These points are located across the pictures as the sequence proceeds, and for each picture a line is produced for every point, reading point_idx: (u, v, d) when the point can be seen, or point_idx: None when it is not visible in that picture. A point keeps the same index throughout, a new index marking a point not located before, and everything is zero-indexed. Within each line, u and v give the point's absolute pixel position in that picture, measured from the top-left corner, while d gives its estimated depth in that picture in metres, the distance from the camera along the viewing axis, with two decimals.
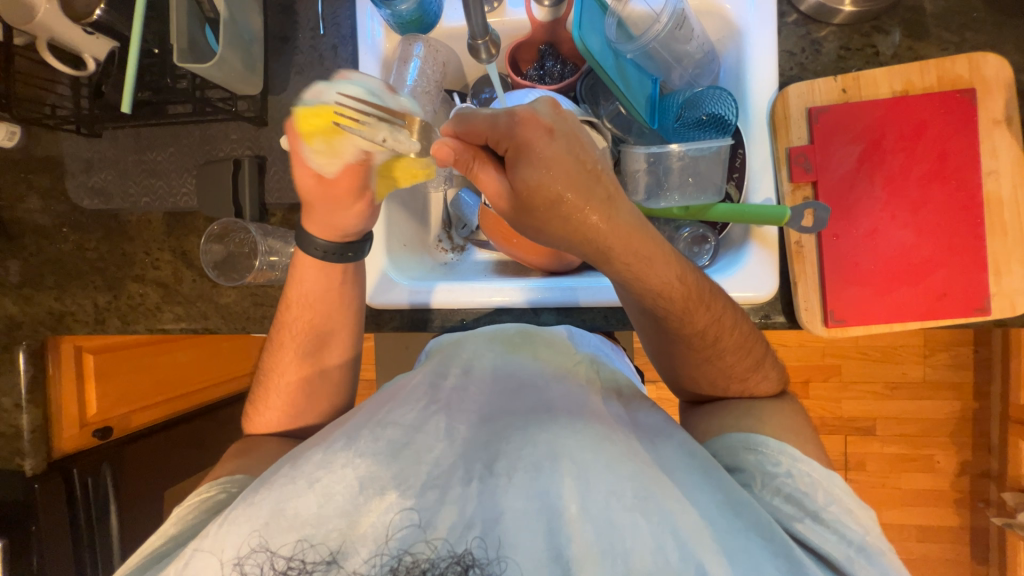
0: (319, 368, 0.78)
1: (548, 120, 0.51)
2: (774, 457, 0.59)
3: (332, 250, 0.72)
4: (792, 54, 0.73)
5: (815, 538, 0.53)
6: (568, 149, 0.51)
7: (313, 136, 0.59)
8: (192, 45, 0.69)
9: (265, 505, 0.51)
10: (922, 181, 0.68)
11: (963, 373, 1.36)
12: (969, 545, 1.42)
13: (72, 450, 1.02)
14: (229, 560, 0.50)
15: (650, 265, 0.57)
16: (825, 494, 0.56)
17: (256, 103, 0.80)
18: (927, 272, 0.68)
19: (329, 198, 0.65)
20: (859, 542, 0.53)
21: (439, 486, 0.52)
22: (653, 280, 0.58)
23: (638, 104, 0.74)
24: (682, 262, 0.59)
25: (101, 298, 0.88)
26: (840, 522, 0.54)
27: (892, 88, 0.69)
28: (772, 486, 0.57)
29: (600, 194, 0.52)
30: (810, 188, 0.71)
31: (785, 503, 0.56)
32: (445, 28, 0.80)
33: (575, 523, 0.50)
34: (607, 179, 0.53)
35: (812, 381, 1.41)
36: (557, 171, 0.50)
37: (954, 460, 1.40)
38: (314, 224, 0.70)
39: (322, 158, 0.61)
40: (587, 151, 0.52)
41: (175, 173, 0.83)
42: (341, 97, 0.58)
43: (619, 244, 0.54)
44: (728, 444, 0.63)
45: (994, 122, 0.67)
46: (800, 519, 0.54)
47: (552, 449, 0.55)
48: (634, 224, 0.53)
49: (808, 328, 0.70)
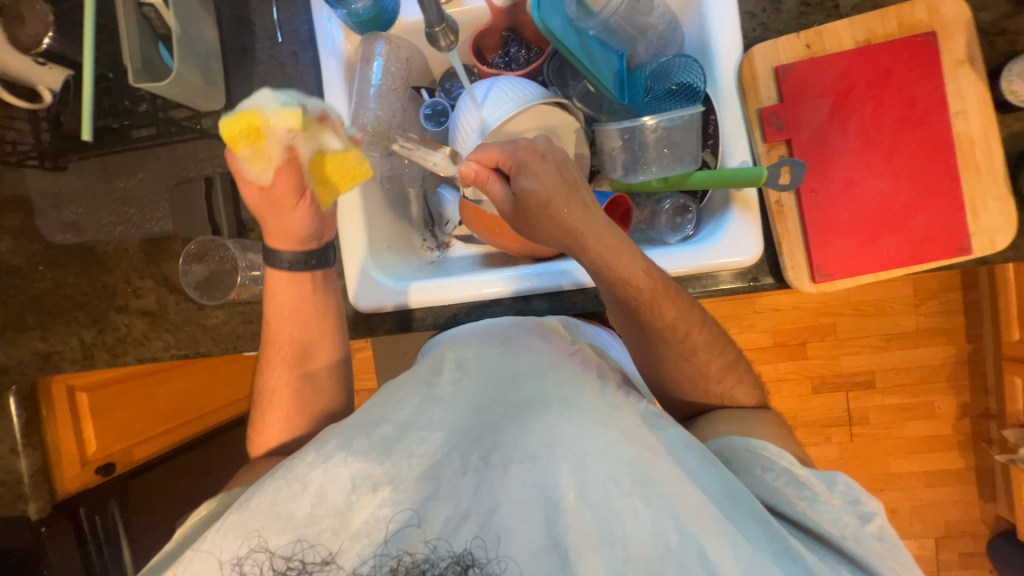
0: (311, 378, 0.77)
1: (543, 148, 0.59)
2: (772, 456, 0.59)
3: (297, 261, 0.73)
4: (754, 15, 0.73)
5: (813, 519, 0.53)
6: (557, 168, 0.58)
7: (239, 143, 0.62)
8: (146, 64, 0.67)
9: (258, 511, 0.50)
10: (894, 127, 0.69)
11: (954, 318, 1.38)
12: (976, 485, 1.44)
13: (76, 489, 1.01)
14: (228, 560, 0.49)
15: (620, 257, 0.58)
16: (824, 485, 0.57)
17: (221, 119, 0.79)
18: (908, 218, 0.68)
19: (273, 204, 0.68)
20: (855, 526, 0.53)
21: (431, 478, 0.52)
22: (623, 272, 0.58)
23: (607, 81, 0.75)
24: (647, 257, 0.60)
25: (87, 333, 0.86)
26: (836, 508, 0.54)
27: (855, 39, 0.70)
28: (771, 475, 0.57)
29: (578, 202, 0.58)
30: (785, 146, 0.71)
31: (784, 488, 0.56)
32: (404, 24, 0.78)
33: (572, 511, 0.49)
34: (585, 191, 0.59)
35: (809, 342, 1.43)
36: (547, 182, 0.56)
37: (954, 403, 1.42)
38: (272, 236, 0.72)
39: (256, 166, 0.64)
40: (573, 173, 0.59)
41: (148, 198, 0.81)
42: (256, 103, 0.62)
43: (593, 241, 0.57)
44: (726, 444, 0.62)
45: (958, 63, 0.67)
46: (797, 503, 0.55)
47: (548, 438, 0.53)
48: (598, 224, 0.58)
49: (797, 285, 0.71)
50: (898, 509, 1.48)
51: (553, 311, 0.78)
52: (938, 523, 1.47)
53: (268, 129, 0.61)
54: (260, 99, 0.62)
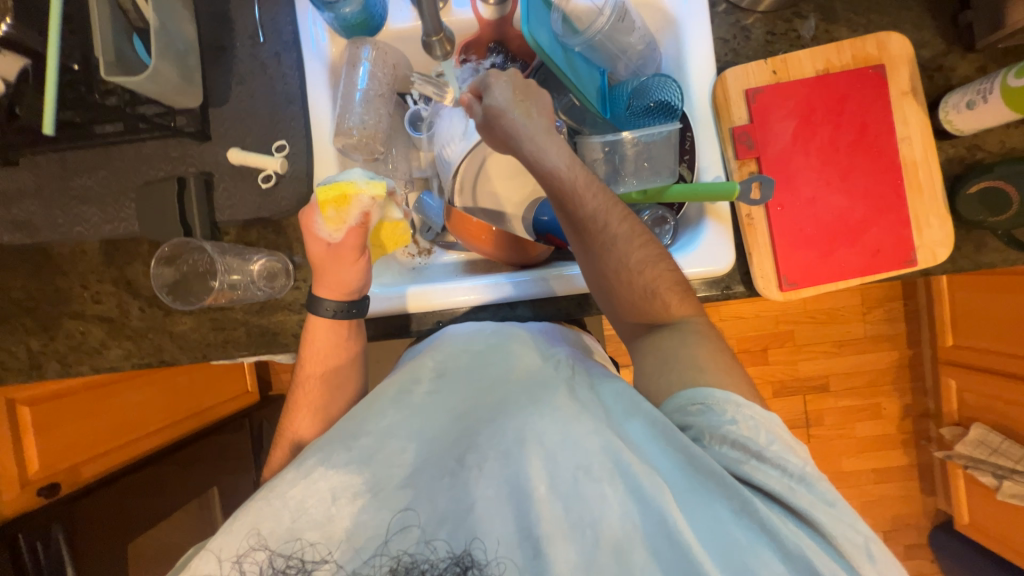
0: (324, 393, 0.71)
1: (513, 77, 0.68)
2: (720, 408, 0.54)
3: (341, 309, 0.70)
4: (726, 41, 0.78)
5: (761, 477, 0.50)
6: (515, 90, 0.67)
7: (327, 205, 0.65)
8: (120, 57, 0.64)
9: (239, 530, 0.48)
10: (849, 149, 0.75)
11: (897, 325, 1.50)
12: (918, 480, 1.56)
13: (14, 514, 0.93)
14: (228, 557, 0.47)
15: (561, 172, 0.64)
16: (767, 434, 0.53)
17: (197, 117, 0.76)
18: (862, 232, 0.74)
19: (334, 259, 0.68)
20: (799, 473, 0.50)
21: (412, 484, 0.51)
22: (589, 206, 0.63)
23: (590, 96, 0.77)
24: (593, 181, 0.65)
25: (35, 341, 0.80)
26: (782, 457, 0.51)
27: (815, 67, 0.76)
28: (718, 436, 0.52)
29: (525, 114, 0.66)
30: (754, 163, 0.76)
31: (731, 449, 0.52)
32: (392, 30, 0.79)
33: (544, 503, 0.48)
34: (537, 114, 0.67)
35: (770, 348, 1.51)
36: (501, 95, 0.66)
37: (898, 404, 1.54)
38: (322, 284, 0.70)
39: (332, 225, 0.66)
40: (531, 97, 0.68)
41: (111, 197, 0.77)
42: (350, 175, 0.66)
43: (528, 148, 0.65)
44: (675, 405, 0.57)
45: (903, 93, 0.74)
46: (746, 461, 0.51)
47: (520, 435, 0.52)
48: (564, 164, 0.64)
49: (765, 293, 0.75)
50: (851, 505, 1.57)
51: (537, 317, 0.79)
52: (886, 517, 1.58)
53: (356, 192, 0.64)
54: (353, 173, 0.67)
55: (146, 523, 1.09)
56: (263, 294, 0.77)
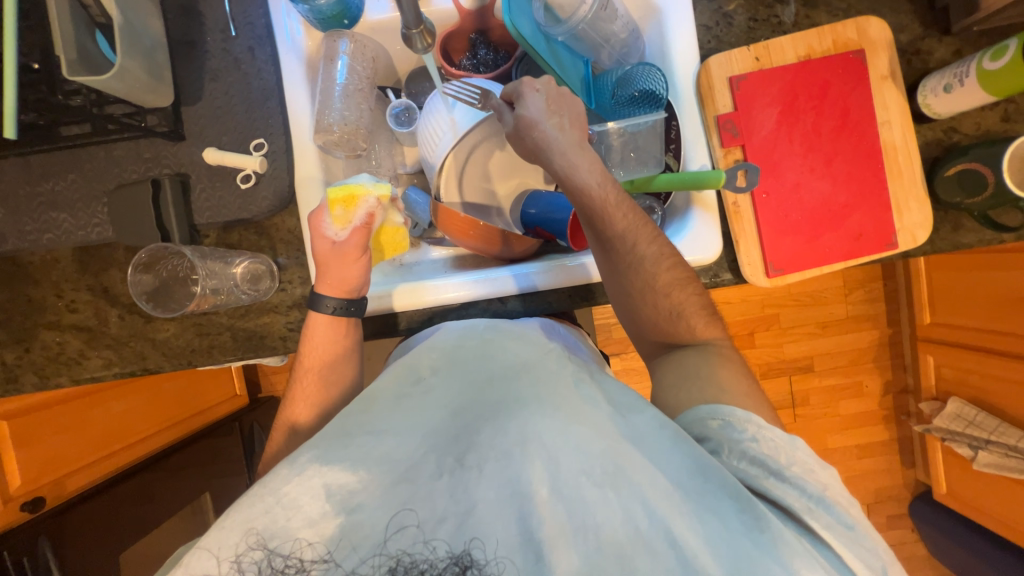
0: (324, 390, 0.69)
1: (547, 88, 0.68)
2: (741, 425, 0.56)
3: (341, 306, 0.69)
4: (709, 28, 0.78)
5: (778, 493, 0.52)
6: (549, 104, 0.67)
7: (335, 203, 0.67)
8: (83, 55, 0.61)
9: (233, 527, 0.47)
10: (831, 135, 0.76)
11: (877, 305, 1.54)
12: (899, 453, 1.62)
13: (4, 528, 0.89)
14: (226, 557, 0.46)
15: (591, 186, 0.64)
16: (788, 455, 0.54)
17: (168, 116, 0.73)
18: (845, 217, 0.76)
19: (338, 257, 0.68)
20: (818, 494, 0.52)
21: (406, 482, 0.51)
22: (618, 227, 0.65)
23: (574, 85, 0.78)
24: (626, 196, 0.66)
25: (10, 353, 0.77)
26: (802, 478, 0.53)
27: (797, 53, 0.76)
28: (738, 451, 0.55)
29: (556, 129, 0.66)
30: (740, 151, 0.76)
31: (750, 465, 0.54)
32: (369, 22, 0.76)
33: (545, 505, 0.49)
34: (568, 129, 0.67)
35: (756, 332, 1.54)
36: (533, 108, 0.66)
37: (880, 381, 1.58)
38: (324, 281, 0.69)
39: (338, 223, 0.67)
40: (564, 111, 0.67)
41: (81, 202, 0.74)
42: (360, 180, 0.69)
43: (560, 161, 0.65)
44: (696, 416, 0.59)
45: (883, 78, 0.75)
46: (764, 478, 0.53)
47: (522, 435, 0.53)
48: (595, 182, 0.65)
49: (752, 280, 0.77)
50: None
51: (528, 310, 0.79)
52: (869, 490, 1.64)
53: (365, 193, 0.67)
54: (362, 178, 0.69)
55: (137, 533, 1.07)
56: (247, 297, 0.75)
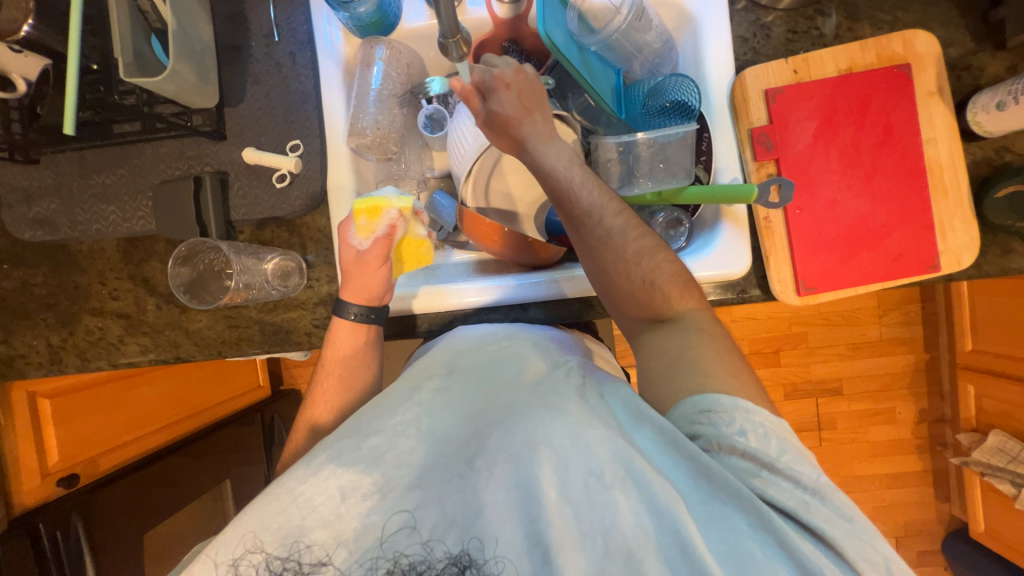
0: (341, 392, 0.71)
1: (513, 75, 0.66)
2: (728, 416, 0.53)
3: (363, 314, 0.71)
4: (745, 39, 0.77)
5: (773, 490, 0.49)
6: (519, 96, 0.66)
7: (359, 213, 0.67)
8: (138, 58, 0.65)
9: (245, 526, 0.49)
10: (871, 151, 0.73)
11: (913, 328, 1.47)
12: (932, 486, 1.54)
13: (34, 503, 0.94)
14: (223, 561, 0.48)
15: (573, 185, 0.65)
16: (778, 443, 0.52)
17: (212, 116, 0.77)
18: (884, 236, 0.73)
19: (360, 265, 0.69)
20: (812, 485, 0.50)
21: (419, 487, 0.50)
22: (585, 202, 0.65)
23: (605, 95, 0.76)
24: (602, 189, 0.66)
25: (55, 336, 0.81)
26: (794, 469, 0.50)
27: (838, 66, 0.74)
28: (727, 446, 0.52)
29: (535, 127, 0.66)
30: (773, 165, 0.74)
31: (741, 460, 0.51)
32: (405, 29, 0.79)
33: (554, 509, 0.48)
34: (541, 123, 0.67)
35: (782, 350, 1.49)
36: (509, 104, 0.65)
37: (914, 409, 1.51)
38: (348, 287, 0.71)
39: (361, 233, 0.68)
40: (535, 102, 0.67)
41: (129, 196, 0.78)
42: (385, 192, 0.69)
43: (544, 160, 0.66)
44: (683, 413, 0.55)
45: (929, 93, 0.72)
46: (757, 474, 0.50)
47: (531, 438, 0.52)
48: (575, 179, 0.65)
49: (782, 298, 0.74)
50: (863, 511, 1.55)
51: (549, 318, 0.79)
52: (899, 522, 1.56)
53: (386, 203, 0.67)
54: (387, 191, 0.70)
55: (164, 514, 1.12)
56: (277, 293, 0.77)
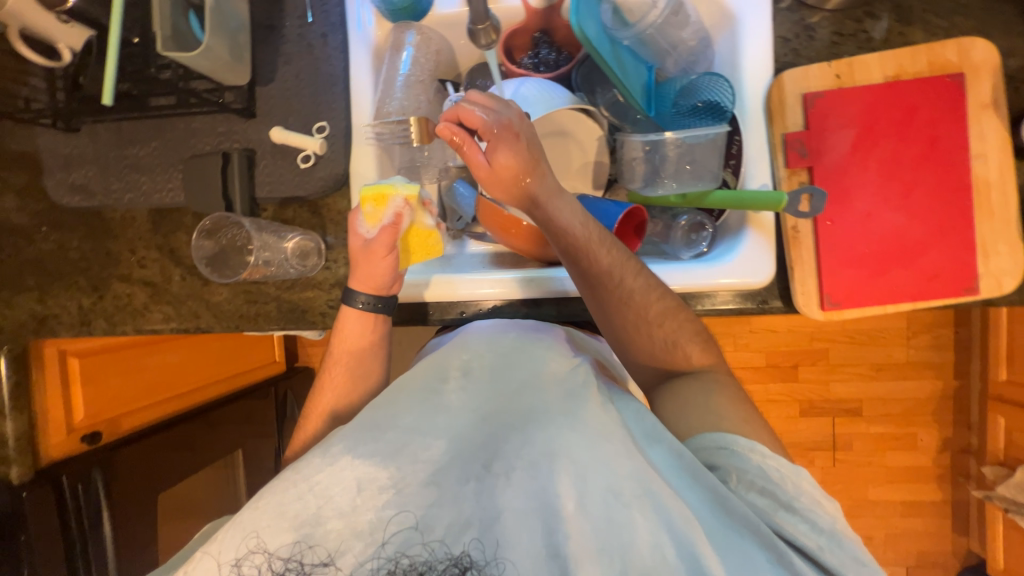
0: (350, 374, 0.72)
1: (518, 127, 0.59)
2: (744, 454, 0.53)
3: (370, 302, 0.71)
4: (786, 40, 0.74)
5: (790, 530, 0.48)
6: (530, 153, 0.60)
7: (367, 201, 0.66)
8: (175, 33, 0.66)
9: (268, 509, 0.48)
10: (913, 164, 0.69)
11: (944, 353, 1.40)
12: (950, 518, 1.47)
13: (59, 457, 0.99)
14: (225, 561, 0.47)
15: (592, 252, 0.63)
16: (795, 483, 0.51)
17: (243, 94, 0.78)
18: (919, 255, 0.69)
19: (365, 254, 0.68)
20: (829, 529, 0.49)
21: (435, 484, 0.50)
22: (604, 263, 0.63)
23: (635, 91, 0.73)
24: (622, 250, 0.65)
25: (86, 299, 0.85)
26: (811, 510, 0.50)
27: (884, 73, 0.70)
28: (745, 480, 0.52)
29: (550, 185, 0.62)
30: (806, 174, 0.72)
31: (758, 496, 0.51)
32: (437, 15, 0.78)
33: (572, 521, 0.48)
34: (551, 179, 0.63)
35: (801, 366, 1.44)
36: (520, 162, 0.60)
37: (938, 437, 1.45)
38: (357, 275, 0.70)
39: (367, 222, 0.66)
40: (539, 156, 0.62)
41: (161, 168, 0.80)
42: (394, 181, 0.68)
43: (564, 225, 0.63)
44: (701, 445, 0.56)
45: (983, 106, 0.68)
46: (773, 511, 0.50)
47: (550, 448, 0.52)
48: (597, 250, 0.63)
49: (804, 311, 0.72)
50: (874, 537, 1.50)
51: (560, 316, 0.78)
52: (910, 552, 1.50)
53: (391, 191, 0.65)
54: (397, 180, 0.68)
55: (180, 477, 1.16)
56: (295, 272, 0.79)
